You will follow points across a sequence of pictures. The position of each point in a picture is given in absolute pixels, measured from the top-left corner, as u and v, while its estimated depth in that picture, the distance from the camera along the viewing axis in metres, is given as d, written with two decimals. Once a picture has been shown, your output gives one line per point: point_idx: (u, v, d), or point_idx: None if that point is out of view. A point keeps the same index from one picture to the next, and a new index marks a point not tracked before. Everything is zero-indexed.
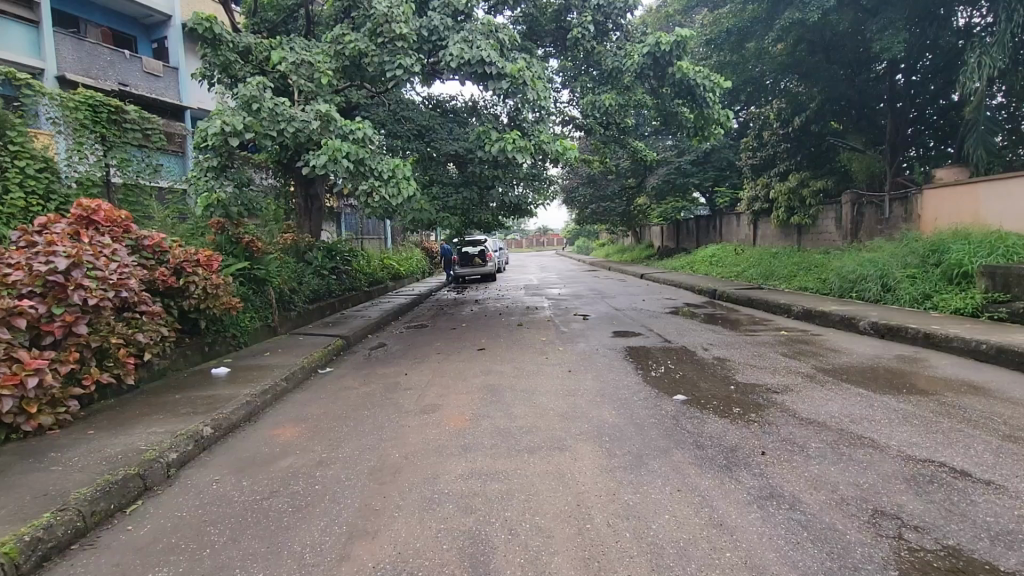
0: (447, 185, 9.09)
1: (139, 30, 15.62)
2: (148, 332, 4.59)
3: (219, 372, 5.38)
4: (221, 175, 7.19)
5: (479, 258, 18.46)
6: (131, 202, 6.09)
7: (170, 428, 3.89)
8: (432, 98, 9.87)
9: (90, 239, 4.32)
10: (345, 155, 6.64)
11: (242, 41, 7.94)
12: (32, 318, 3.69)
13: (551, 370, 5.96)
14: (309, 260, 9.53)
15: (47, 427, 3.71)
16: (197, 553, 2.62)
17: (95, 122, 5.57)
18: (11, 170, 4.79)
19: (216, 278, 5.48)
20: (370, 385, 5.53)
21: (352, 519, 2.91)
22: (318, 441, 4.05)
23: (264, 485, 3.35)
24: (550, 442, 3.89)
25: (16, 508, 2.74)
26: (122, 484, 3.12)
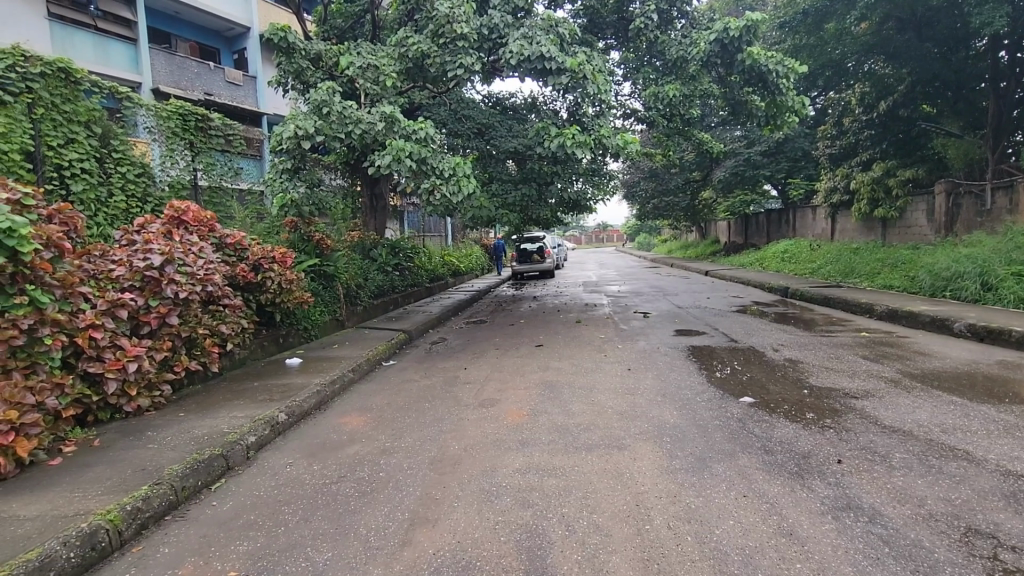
0: (506, 181, 9.13)
1: (221, 42, 16.81)
2: (230, 323, 4.95)
3: (292, 362, 5.72)
4: (294, 177, 7.59)
5: (537, 254, 18.34)
6: (216, 203, 6.60)
7: (250, 413, 4.19)
8: (491, 96, 9.93)
9: (181, 238, 4.73)
10: (408, 155, 6.83)
11: (314, 48, 8.29)
12: (133, 309, 4.07)
13: (610, 367, 5.88)
14: (374, 257, 9.93)
15: (144, 409, 4.09)
16: (274, 531, 2.80)
17: (184, 130, 6.04)
18: (115, 176, 5.29)
19: (290, 274, 5.81)
20: (431, 378, 5.69)
21: (414, 506, 3.01)
22: (383, 430, 4.22)
23: (332, 470, 3.53)
24: (609, 440, 3.84)
25: (120, 481, 3.05)
26: (208, 462, 3.40)
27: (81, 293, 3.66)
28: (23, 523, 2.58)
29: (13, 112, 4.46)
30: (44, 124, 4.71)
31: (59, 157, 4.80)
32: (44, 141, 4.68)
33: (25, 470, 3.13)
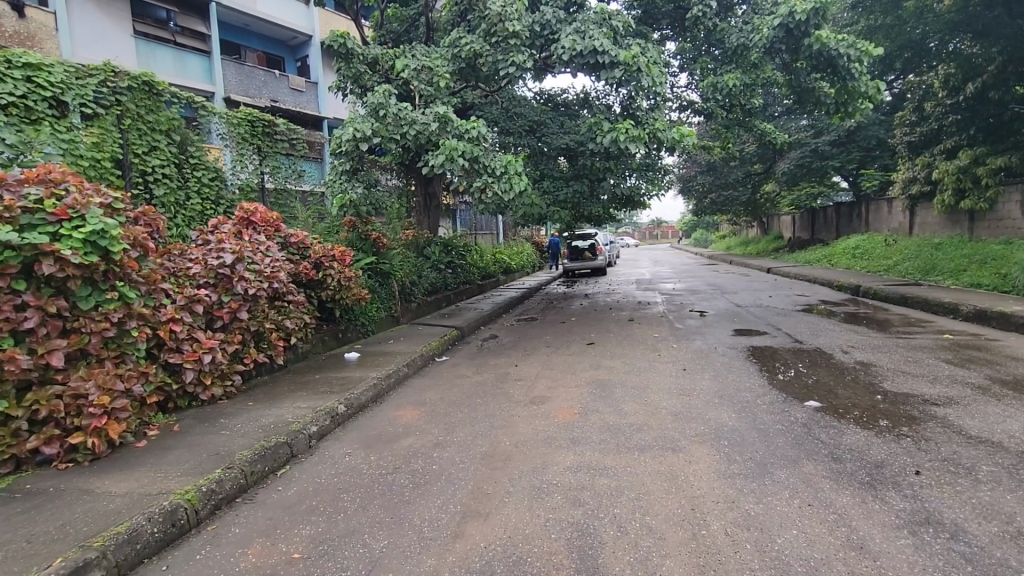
0: (558, 179, 9.06)
1: (286, 50, 17.66)
2: (294, 318, 5.21)
3: (350, 356, 5.95)
4: (352, 178, 7.96)
5: (588, 252, 18.14)
6: (281, 205, 6.97)
7: (312, 404, 4.40)
8: (543, 93, 9.89)
9: (250, 237, 5.03)
10: (460, 154, 6.92)
11: (371, 52, 8.55)
12: (207, 305, 4.36)
13: (665, 367, 5.73)
14: (427, 255, 10.16)
15: (217, 398, 4.38)
16: (334, 517, 2.93)
17: (252, 135, 6.41)
18: (191, 180, 5.68)
19: (348, 272, 6.04)
20: (483, 374, 5.77)
21: (465, 500, 3.07)
22: (436, 425, 4.32)
23: (388, 461, 3.65)
24: (663, 442, 3.75)
25: (197, 463, 3.28)
26: (274, 450, 3.60)
27: (162, 289, 3.96)
28: (114, 499, 2.83)
29: (106, 123, 4.87)
30: (131, 134, 5.12)
31: (144, 164, 5.21)
32: (131, 149, 5.09)
33: (116, 450, 3.43)
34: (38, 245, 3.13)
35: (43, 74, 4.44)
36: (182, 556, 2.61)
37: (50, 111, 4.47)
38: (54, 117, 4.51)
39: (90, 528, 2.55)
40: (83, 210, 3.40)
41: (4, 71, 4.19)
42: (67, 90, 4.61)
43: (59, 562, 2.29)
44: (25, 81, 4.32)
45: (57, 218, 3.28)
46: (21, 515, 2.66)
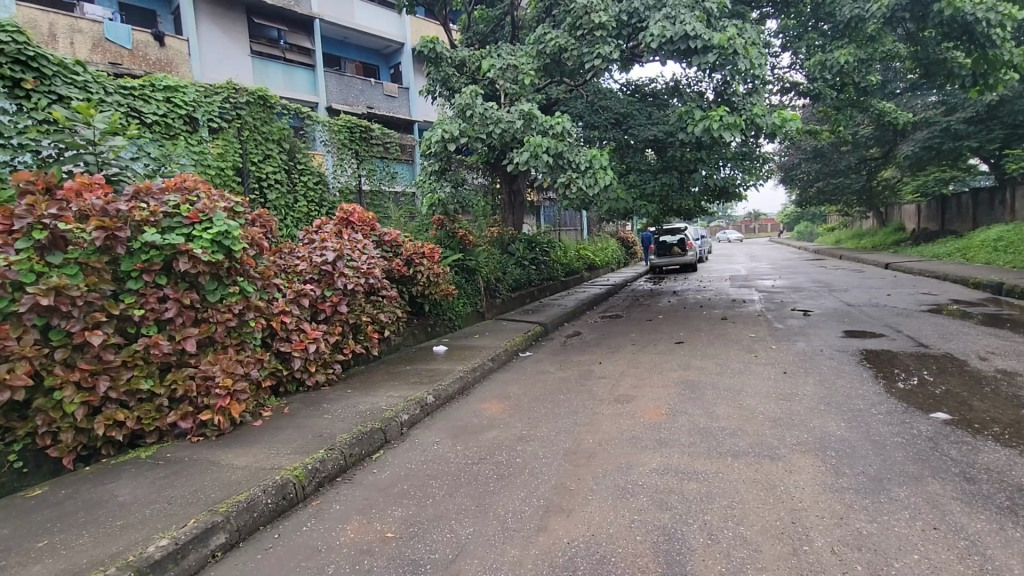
0: (645, 172, 8.78)
1: (380, 59, 18.75)
2: (387, 312, 5.53)
3: (439, 349, 6.21)
4: (441, 177, 8.22)
5: (677, 247, 17.41)
6: (377, 205, 7.43)
7: (404, 394, 4.65)
8: (629, 84, 9.61)
9: (349, 236, 5.42)
10: (545, 150, 6.89)
11: (459, 55, 8.77)
12: (313, 299, 4.74)
13: (762, 369, 5.37)
14: (512, 251, 10.32)
15: (321, 384, 4.77)
16: (423, 501, 3.09)
17: (351, 141, 6.89)
18: (299, 184, 6.23)
19: (437, 268, 6.30)
20: (567, 370, 5.77)
21: (549, 494, 3.09)
22: (520, 419, 4.39)
23: (474, 451, 3.78)
24: (760, 449, 3.53)
25: (304, 443, 3.60)
26: (370, 435, 3.85)
27: (275, 285, 4.38)
28: (236, 470, 3.19)
29: (228, 136, 5.44)
30: (250, 144, 5.68)
31: (260, 171, 5.76)
32: (249, 158, 5.64)
33: (237, 427, 3.85)
34: (176, 245, 3.58)
35: (178, 94, 5.04)
36: (291, 527, 2.89)
37: (184, 126, 5.08)
38: (188, 132, 5.12)
39: (217, 495, 2.89)
40: (210, 214, 3.84)
41: (149, 94, 4.80)
42: (198, 107, 5.19)
43: (192, 523, 2.61)
44: (165, 101, 4.93)
45: (191, 221, 3.73)
46: (163, 480, 3.08)
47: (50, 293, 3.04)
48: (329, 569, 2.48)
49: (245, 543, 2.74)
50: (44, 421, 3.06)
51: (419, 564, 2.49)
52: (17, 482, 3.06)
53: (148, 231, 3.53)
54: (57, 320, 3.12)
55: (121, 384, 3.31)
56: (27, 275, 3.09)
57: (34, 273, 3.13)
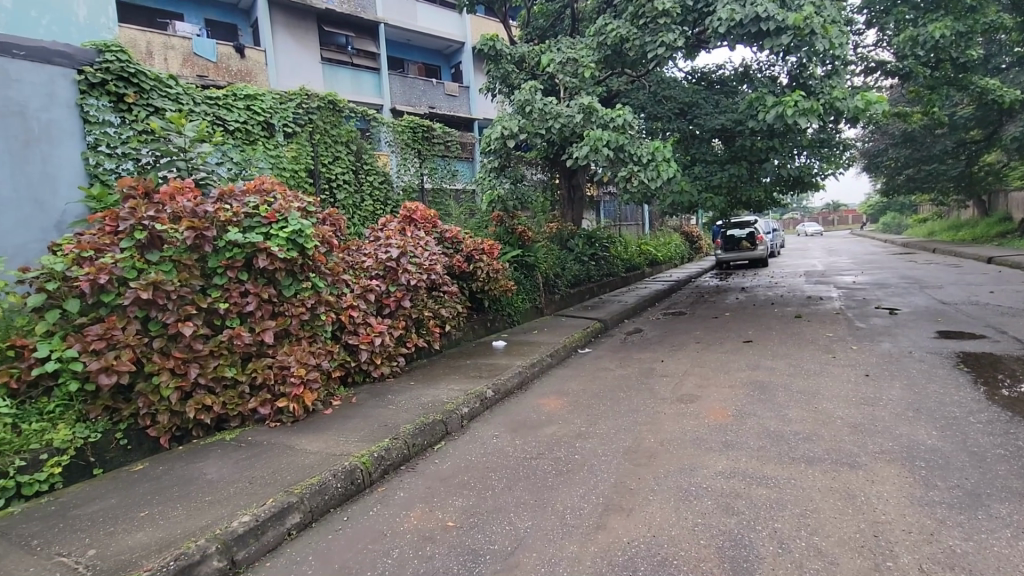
0: (711, 163, 8.42)
1: (441, 59, 19.13)
2: (448, 307, 5.64)
3: (498, 344, 6.27)
4: (501, 174, 8.33)
5: (747, 241, 16.57)
6: (438, 202, 7.61)
7: (464, 387, 4.75)
8: (694, 71, 9.24)
9: (412, 233, 5.59)
10: (606, 144, 6.76)
11: (519, 51, 8.78)
12: (378, 294, 4.94)
13: (841, 371, 5.02)
14: (571, 247, 10.24)
15: (386, 376, 4.95)
16: (483, 493, 3.15)
17: (414, 141, 7.10)
18: (365, 184, 6.49)
19: (497, 264, 6.36)
20: (627, 368, 5.66)
21: (608, 493, 3.06)
22: (579, 415, 4.37)
23: (533, 446, 3.80)
24: (837, 455, 3.31)
25: (371, 431, 3.77)
26: (432, 426, 3.97)
27: (343, 280, 4.60)
28: (309, 455, 3.38)
29: (302, 140, 5.74)
30: (321, 147, 5.98)
31: (329, 172, 6.05)
32: (320, 160, 5.93)
33: (310, 415, 4.08)
34: (255, 244, 3.84)
35: (257, 101, 5.37)
36: (359, 510, 3.04)
37: (262, 132, 5.41)
38: (266, 137, 5.45)
39: (292, 477, 3.09)
40: (286, 214, 4.09)
41: (232, 102, 5.15)
42: (274, 114, 5.51)
43: (271, 502, 2.81)
44: (246, 108, 5.27)
45: (268, 221, 3.98)
46: (245, 461, 3.32)
47: (149, 288, 3.36)
48: (393, 553, 2.59)
49: (318, 523, 2.92)
50: (145, 403, 3.39)
51: (478, 554, 2.55)
52: (122, 457, 3.37)
53: (231, 231, 3.80)
54: (154, 312, 3.45)
55: (208, 371, 3.59)
56: (130, 272, 3.42)
57: (136, 269, 3.46)
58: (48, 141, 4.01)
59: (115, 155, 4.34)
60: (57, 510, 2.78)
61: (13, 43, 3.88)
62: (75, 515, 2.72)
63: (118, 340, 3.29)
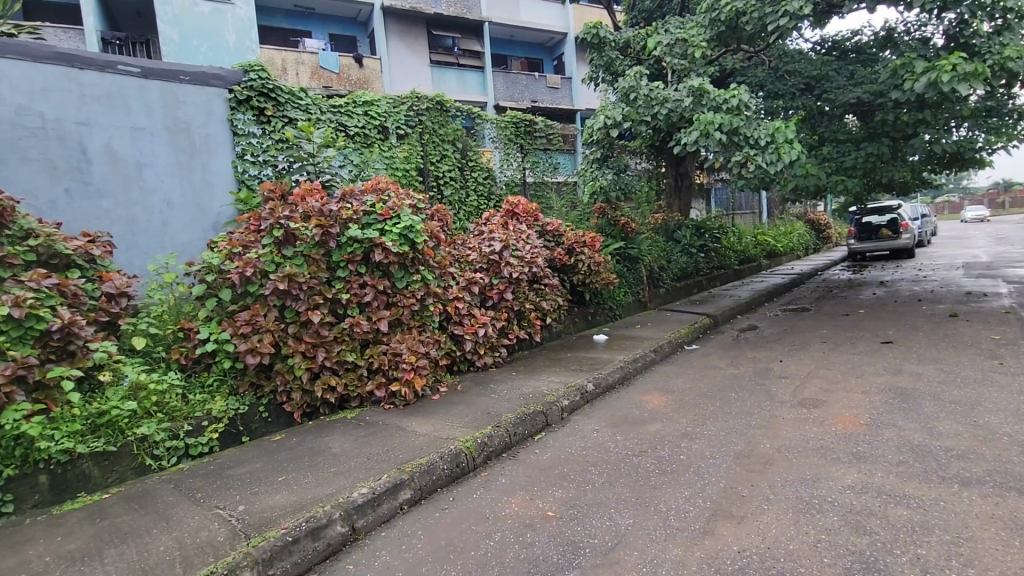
0: (843, 142, 7.53)
1: (544, 52, 19.11)
2: (549, 300, 5.72)
3: (600, 338, 6.19)
4: (603, 165, 8.19)
5: (888, 229, 14.48)
6: (540, 196, 7.68)
7: (564, 379, 4.77)
8: (824, 41, 8.29)
9: (514, 227, 5.71)
10: (718, 127, 6.33)
11: (623, 37, 8.51)
12: (482, 286, 5.11)
13: (1009, 381, 4.27)
14: (678, 238, 9.76)
15: (489, 365, 5.11)
16: (584, 486, 3.14)
17: (516, 136, 7.25)
18: (470, 180, 6.73)
19: (598, 257, 6.27)
20: (740, 367, 5.30)
21: (718, 497, 2.90)
22: (685, 414, 4.18)
23: (634, 443, 3.72)
24: (1002, 478, 2.83)
25: (475, 418, 3.92)
26: (533, 416, 4.04)
27: (450, 273, 4.83)
28: (419, 437, 3.62)
29: (412, 140, 6.08)
30: (430, 146, 6.28)
31: (437, 170, 6.35)
32: (429, 159, 6.24)
33: (419, 399, 4.33)
34: (372, 239, 4.15)
35: (374, 107, 5.73)
36: (463, 492, 3.20)
37: (378, 135, 5.80)
38: (381, 140, 5.84)
39: (404, 456, 3.33)
40: (398, 211, 4.38)
41: (352, 109, 5.58)
42: (389, 117, 5.88)
43: (385, 477, 3.05)
44: (364, 114, 5.67)
45: (384, 218, 4.28)
46: (363, 438, 3.64)
47: (284, 279, 3.80)
48: (495, 536, 2.69)
49: (426, 500, 3.12)
50: (281, 381, 3.84)
51: (578, 546, 2.56)
52: (264, 427, 3.85)
53: (352, 227, 4.15)
54: (290, 301, 3.89)
55: (332, 355, 3.96)
56: (270, 265, 3.88)
57: (274, 262, 3.92)
58: (206, 153, 4.67)
59: (257, 162, 4.93)
60: (216, 469, 3.25)
61: (180, 71, 4.52)
62: (229, 475, 3.18)
63: (261, 324, 3.78)
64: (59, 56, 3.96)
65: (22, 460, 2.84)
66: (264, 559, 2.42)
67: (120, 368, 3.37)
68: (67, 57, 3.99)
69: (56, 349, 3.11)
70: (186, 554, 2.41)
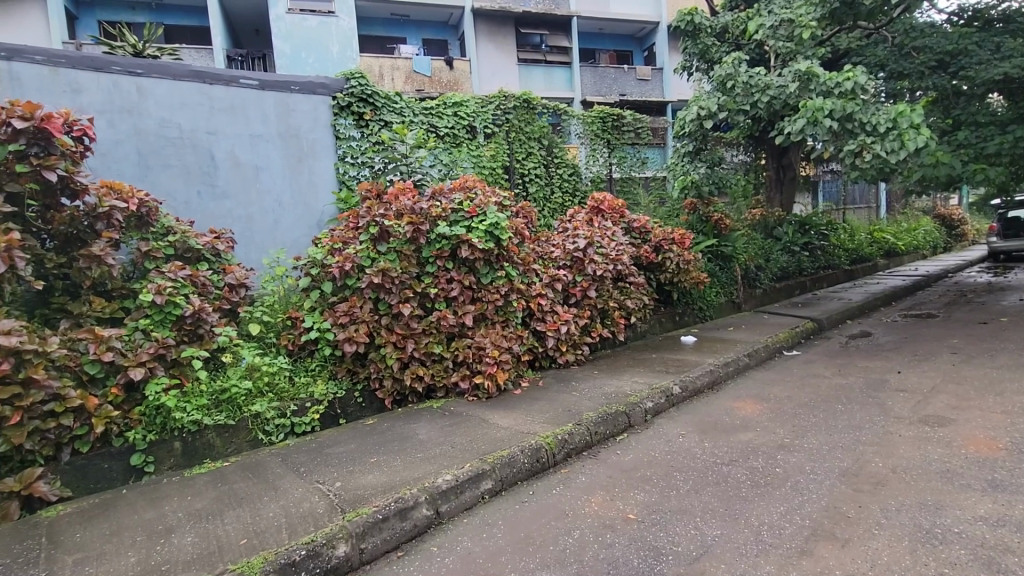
0: (985, 125, 6.55)
1: (634, 44, 18.53)
2: (634, 299, 5.59)
3: (688, 339, 5.92)
4: (695, 159, 7.74)
5: None
6: (626, 192, 7.52)
7: (648, 381, 4.63)
8: (962, 11, 7.26)
9: (599, 224, 5.63)
10: (828, 114, 5.78)
11: (721, 22, 8.03)
12: (565, 283, 5.09)
13: None
14: (779, 236, 9.07)
15: (571, 363, 5.09)
16: (668, 492, 3.03)
17: (603, 131, 7.16)
18: (556, 177, 6.71)
19: (688, 255, 6.00)
20: (848, 377, 4.82)
21: (818, 516, 2.68)
22: (782, 425, 3.89)
23: (724, 451, 3.53)
24: None
25: (556, 415, 3.93)
26: (615, 417, 3.97)
27: (533, 270, 4.87)
28: (501, 430, 3.69)
29: (499, 139, 6.18)
30: (516, 145, 6.34)
31: (523, 168, 6.40)
32: (515, 157, 6.31)
33: (502, 393, 4.42)
34: (459, 236, 4.29)
35: (463, 107, 5.89)
36: (543, 488, 3.22)
37: (466, 134, 5.96)
38: (469, 139, 5.99)
39: (486, 447, 3.41)
40: (485, 208, 4.47)
41: (443, 111, 5.77)
42: (477, 117, 6.01)
43: (468, 466, 3.15)
44: (454, 114, 5.84)
45: (471, 215, 4.40)
46: (448, 427, 3.78)
47: (378, 274, 4.05)
48: (574, 534, 2.68)
49: (507, 492, 3.19)
50: (375, 368, 4.09)
51: (660, 553, 2.48)
52: (359, 411, 4.13)
53: (441, 224, 4.30)
54: (383, 295, 4.12)
55: (421, 347, 4.16)
56: (366, 260, 4.14)
57: (370, 258, 4.17)
58: (313, 156, 5.07)
59: (356, 164, 5.25)
60: (317, 447, 3.55)
61: (291, 81, 4.93)
62: (329, 453, 3.46)
63: (358, 316, 4.06)
64: (194, 74, 4.49)
65: (162, 427, 3.29)
66: (357, 533, 2.60)
67: (238, 350, 3.77)
68: (199, 74, 4.51)
69: (188, 332, 3.57)
70: (290, 522, 2.65)
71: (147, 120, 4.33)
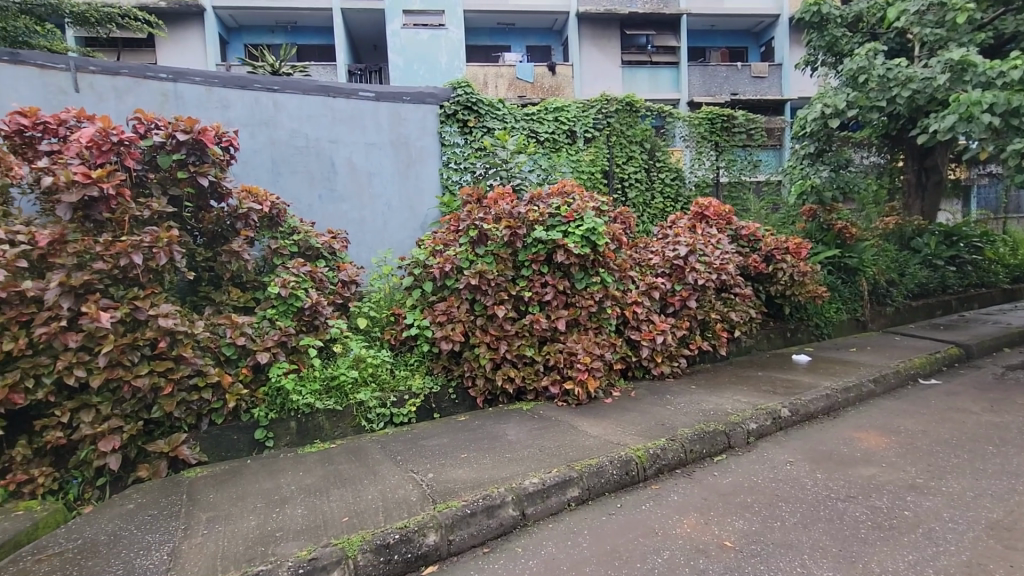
0: None
1: (751, 39, 17.36)
2: (739, 311, 5.24)
3: (801, 359, 5.42)
4: (817, 161, 6.89)
5: None
6: (734, 197, 7.08)
7: (753, 401, 4.29)
8: None
9: (703, 231, 5.35)
10: (988, 108, 4.98)
11: (853, 10, 7.26)
12: (663, 291, 4.89)
13: None
14: (917, 248, 8.00)
15: (666, 375, 4.87)
16: (770, 522, 2.79)
17: (711, 133, 6.81)
18: (657, 182, 6.48)
19: (804, 266, 5.50)
20: (1003, 415, 4.11)
21: (956, 571, 2.32)
22: (913, 462, 3.42)
23: (841, 485, 3.17)
24: None
25: (648, 428, 3.78)
26: (713, 436, 3.73)
27: (630, 276, 4.74)
28: (590, 438, 3.63)
29: (600, 143, 6.10)
30: (617, 149, 6.21)
31: (623, 172, 6.26)
32: (615, 161, 6.19)
33: (592, 400, 4.34)
34: (555, 240, 4.29)
35: (564, 112, 5.91)
36: (632, 502, 3.11)
37: (566, 139, 5.97)
38: (569, 144, 5.99)
39: (574, 454, 3.37)
40: (582, 213, 4.43)
41: (544, 116, 5.83)
42: (577, 122, 6.01)
43: (556, 471, 3.13)
44: (555, 120, 5.88)
45: (568, 220, 4.39)
46: (537, 431, 3.80)
47: (476, 275, 4.17)
48: (663, 554, 2.56)
49: (593, 501, 3.13)
50: (469, 367, 4.21)
51: None
52: (452, 407, 4.28)
53: (537, 228, 4.33)
54: (479, 296, 4.24)
55: (513, 348, 4.22)
56: (465, 262, 4.28)
57: (468, 260, 4.31)
58: (420, 162, 5.37)
59: (458, 169, 5.47)
60: (413, 438, 3.73)
61: (404, 92, 5.26)
62: (424, 444, 3.62)
63: (455, 315, 4.22)
64: (320, 88, 4.93)
65: (281, 407, 3.65)
66: (446, 524, 2.69)
67: (347, 341, 4.08)
68: (325, 88, 4.95)
69: (306, 323, 3.93)
70: (387, 506, 2.82)
71: (281, 132, 4.83)
